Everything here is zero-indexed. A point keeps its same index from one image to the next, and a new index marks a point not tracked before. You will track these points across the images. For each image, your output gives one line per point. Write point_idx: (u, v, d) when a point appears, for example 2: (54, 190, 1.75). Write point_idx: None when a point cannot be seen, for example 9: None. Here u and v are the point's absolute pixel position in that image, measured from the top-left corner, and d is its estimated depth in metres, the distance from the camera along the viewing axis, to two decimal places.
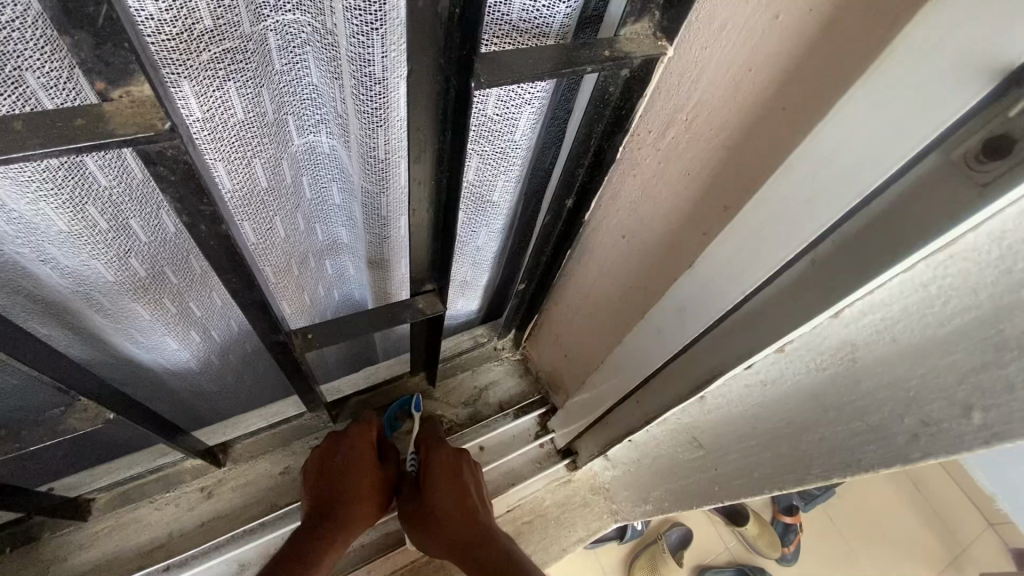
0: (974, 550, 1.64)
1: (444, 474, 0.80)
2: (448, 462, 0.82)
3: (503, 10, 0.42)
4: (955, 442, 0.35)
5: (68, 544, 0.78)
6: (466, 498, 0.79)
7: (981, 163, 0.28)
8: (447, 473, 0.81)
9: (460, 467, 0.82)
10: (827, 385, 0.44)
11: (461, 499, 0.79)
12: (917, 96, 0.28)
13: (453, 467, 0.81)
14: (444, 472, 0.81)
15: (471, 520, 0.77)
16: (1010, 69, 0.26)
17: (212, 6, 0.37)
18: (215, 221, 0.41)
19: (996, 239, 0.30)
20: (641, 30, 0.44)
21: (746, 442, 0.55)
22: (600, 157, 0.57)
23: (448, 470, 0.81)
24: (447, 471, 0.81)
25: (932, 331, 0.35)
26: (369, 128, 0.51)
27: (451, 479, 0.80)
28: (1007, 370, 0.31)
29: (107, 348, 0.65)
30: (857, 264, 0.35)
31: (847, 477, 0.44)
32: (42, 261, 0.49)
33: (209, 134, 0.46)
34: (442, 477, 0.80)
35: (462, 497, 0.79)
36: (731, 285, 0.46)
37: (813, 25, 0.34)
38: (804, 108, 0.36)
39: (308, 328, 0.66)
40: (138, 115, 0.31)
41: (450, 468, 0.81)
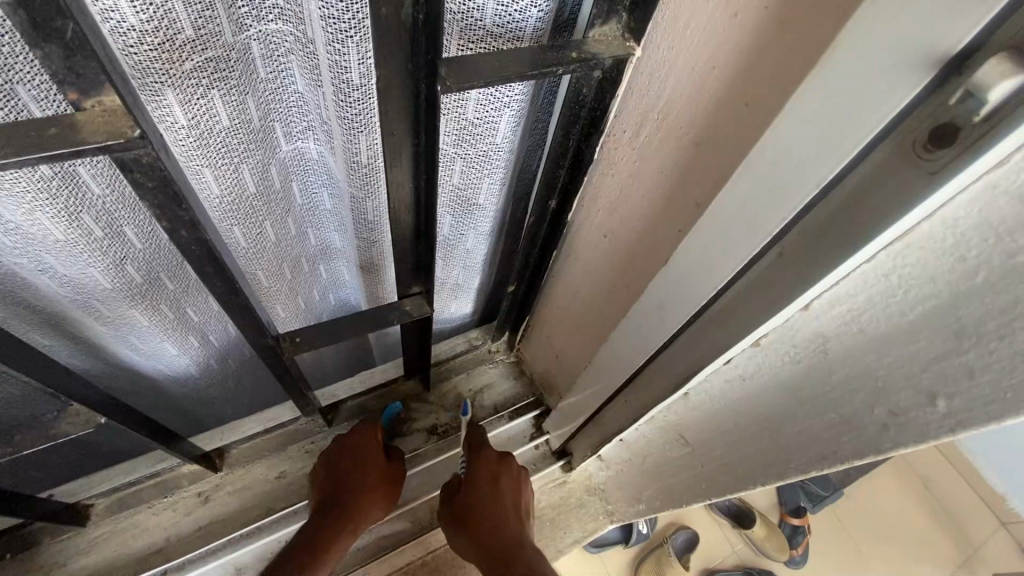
0: (986, 549, 1.62)
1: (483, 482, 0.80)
2: (489, 467, 0.81)
3: (475, 16, 0.43)
4: (922, 431, 0.35)
5: (67, 549, 0.79)
6: (501, 511, 0.78)
7: (930, 150, 0.28)
8: (486, 482, 0.80)
9: (499, 475, 0.81)
10: (801, 377, 0.44)
11: (497, 509, 0.78)
12: (863, 83, 0.29)
13: (492, 473, 0.81)
14: (483, 480, 0.80)
15: (505, 531, 0.75)
16: (949, 56, 0.26)
17: (193, 17, 0.38)
18: (195, 225, 0.42)
19: (950, 227, 0.30)
20: (610, 31, 0.45)
21: (728, 436, 0.56)
22: (579, 158, 0.58)
23: (488, 478, 0.80)
24: (485, 480, 0.80)
25: (896, 320, 0.35)
26: (351, 133, 0.53)
27: (488, 490, 0.79)
28: (968, 357, 0.31)
29: (106, 356, 0.66)
30: (820, 257, 0.36)
31: (823, 469, 0.45)
32: (40, 270, 0.50)
33: (195, 141, 0.47)
34: (480, 489, 0.79)
35: (499, 509, 0.78)
36: (704, 278, 0.46)
37: (767, 21, 0.34)
38: (762, 103, 0.37)
39: (295, 331, 0.67)
40: (108, 123, 0.32)
41: (488, 476, 0.81)
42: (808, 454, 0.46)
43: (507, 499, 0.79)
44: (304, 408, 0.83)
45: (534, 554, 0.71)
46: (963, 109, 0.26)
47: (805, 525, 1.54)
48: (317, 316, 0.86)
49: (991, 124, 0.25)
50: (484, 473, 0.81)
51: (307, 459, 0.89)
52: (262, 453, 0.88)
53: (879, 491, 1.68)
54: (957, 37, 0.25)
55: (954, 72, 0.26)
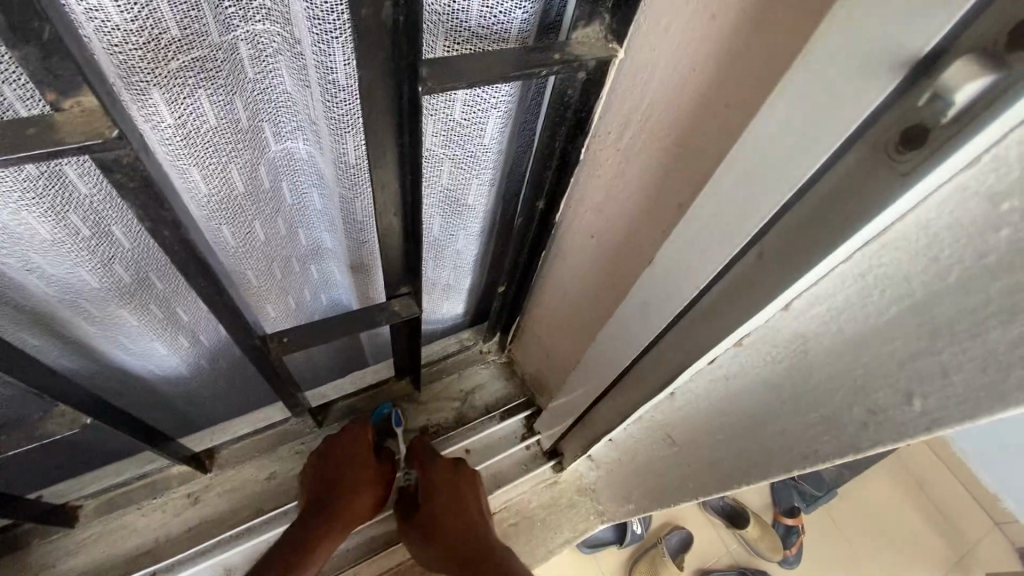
0: (979, 550, 1.63)
1: (444, 489, 0.82)
2: (447, 474, 0.83)
3: (461, 17, 0.43)
4: (899, 429, 0.35)
5: (56, 551, 0.79)
6: (467, 514, 0.80)
7: (900, 152, 0.29)
8: (447, 489, 0.82)
9: (459, 481, 0.83)
10: (783, 377, 0.45)
11: (462, 513, 0.80)
12: (837, 83, 0.29)
13: (453, 480, 0.83)
14: (443, 489, 0.82)
15: (472, 533, 0.79)
16: (916, 59, 0.26)
17: (179, 17, 0.38)
18: (179, 226, 0.42)
19: (923, 228, 0.31)
20: (592, 34, 0.46)
21: (714, 436, 0.56)
22: (565, 158, 0.58)
23: (448, 485, 0.82)
24: (447, 486, 0.82)
25: (873, 320, 0.35)
26: (339, 134, 0.53)
27: (449, 496, 0.81)
28: (942, 356, 0.32)
29: (95, 356, 0.66)
30: (798, 257, 0.36)
31: (806, 468, 0.45)
32: (27, 270, 0.50)
33: (182, 141, 0.47)
34: (443, 496, 0.81)
35: (465, 514, 0.80)
36: (688, 278, 0.46)
37: (744, 24, 0.35)
38: (741, 104, 0.37)
39: (284, 332, 0.67)
40: (86, 123, 0.33)
41: (448, 483, 0.83)
42: (791, 453, 0.46)
43: (471, 502, 0.82)
44: (293, 409, 0.82)
45: (503, 553, 0.75)
46: (932, 109, 0.27)
47: (798, 525, 1.54)
48: (308, 316, 0.85)
49: (959, 124, 0.26)
50: (443, 481, 0.83)
51: (298, 459, 0.89)
52: (252, 453, 0.88)
53: (873, 491, 1.69)
54: (925, 38, 0.25)
55: (923, 74, 0.27)
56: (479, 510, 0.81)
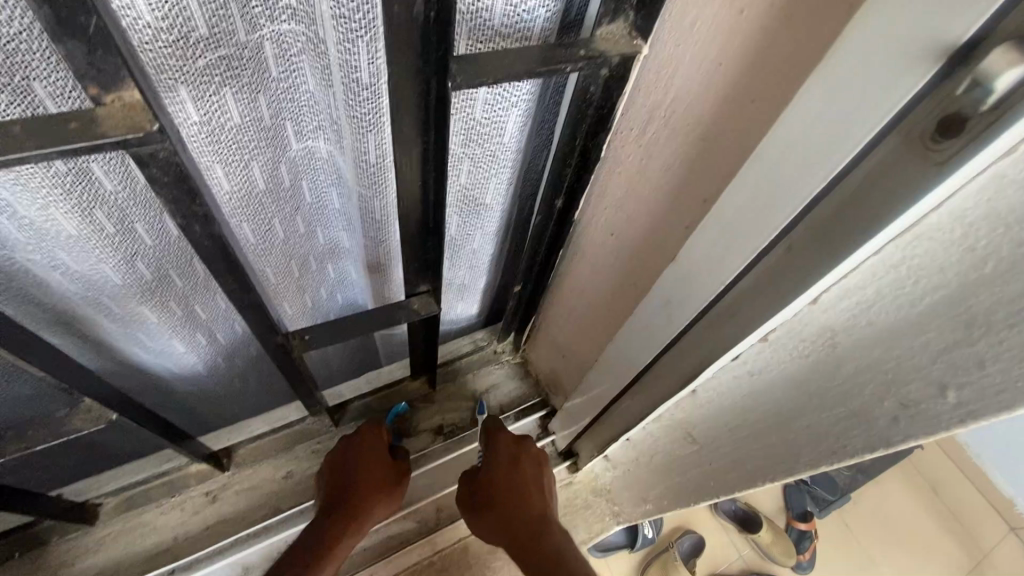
0: (997, 555, 1.61)
1: (502, 461, 0.81)
2: (509, 447, 0.82)
3: (485, 16, 0.43)
4: (934, 422, 0.35)
5: (77, 547, 0.80)
6: (528, 489, 0.79)
7: (937, 142, 0.29)
8: (507, 464, 0.80)
9: (519, 455, 0.81)
10: (809, 372, 0.44)
11: (518, 488, 0.79)
12: (874, 74, 0.29)
13: (513, 454, 0.81)
14: (505, 459, 0.81)
15: (528, 507, 0.77)
16: (955, 47, 0.26)
17: (207, 15, 0.39)
18: (209, 221, 0.42)
19: (958, 218, 0.31)
20: (617, 30, 0.45)
21: (736, 433, 0.56)
22: (586, 157, 0.58)
23: (509, 458, 0.81)
24: (507, 459, 0.81)
25: (905, 313, 0.35)
26: (361, 132, 0.53)
27: (510, 469, 0.80)
28: (977, 348, 0.32)
29: (116, 354, 0.66)
30: (827, 250, 0.36)
31: (832, 464, 0.45)
32: (53, 266, 0.51)
33: (207, 138, 0.47)
34: (502, 468, 0.80)
35: (525, 487, 0.79)
36: (712, 274, 0.46)
37: (775, 16, 0.35)
38: (770, 100, 0.37)
39: (304, 330, 0.67)
40: (128, 118, 0.33)
41: (509, 456, 0.81)
42: (817, 449, 0.46)
43: (530, 477, 0.80)
44: (310, 408, 0.83)
45: (556, 536, 0.74)
46: (969, 99, 0.27)
47: (812, 530, 1.53)
48: (324, 314, 0.86)
49: (998, 111, 0.26)
50: (503, 452, 0.81)
51: (314, 459, 0.90)
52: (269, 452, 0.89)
53: (888, 496, 1.67)
54: (964, 27, 0.25)
55: (961, 63, 0.27)
56: (539, 487, 0.79)
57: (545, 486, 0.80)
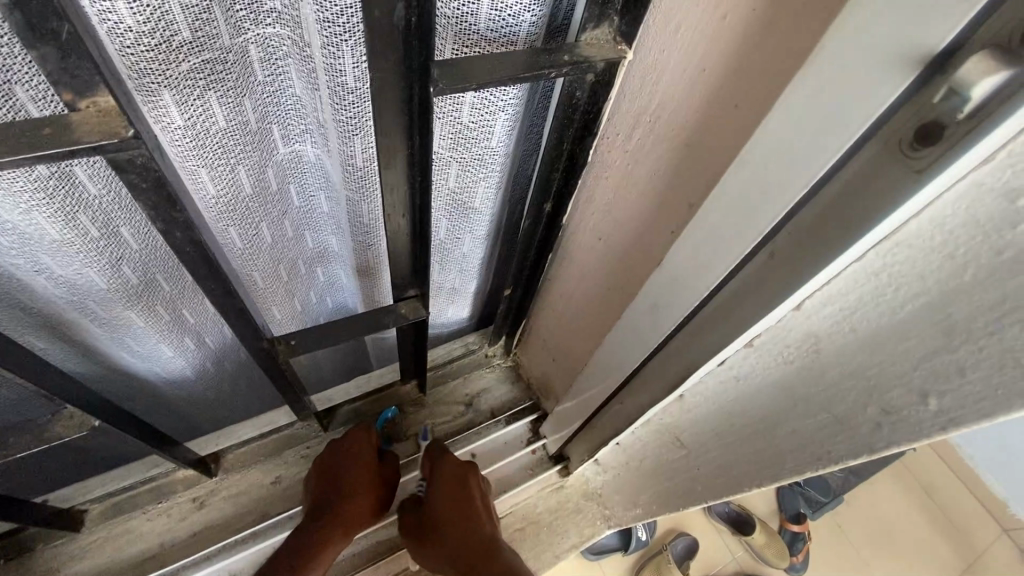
0: (988, 556, 1.61)
1: (447, 482, 0.82)
2: (454, 468, 0.83)
3: (470, 20, 0.43)
4: (916, 429, 0.35)
5: (61, 555, 0.78)
6: (471, 509, 0.80)
7: (915, 150, 0.29)
8: (451, 486, 0.81)
9: (465, 476, 0.83)
10: (794, 378, 0.44)
11: (463, 509, 0.79)
12: (855, 81, 0.29)
13: (458, 474, 0.83)
14: (449, 480, 0.82)
15: (476, 528, 0.78)
16: (932, 56, 0.26)
17: (190, 19, 0.38)
18: (189, 227, 0.42)
19: (938, 226, 0.31)
20: (602, 35, 0.46)
21: (724, 438, 0.56)
22: (573, 160, 0.58)
23: (454, 480, 0.82)
24: (451, 481, 0.82)
25: (888, 319, 0.35)
26: (347, 136, 0.53)
27: (454, 489, 0.81)
28: (958, 355, 0.32)
29: (101, 359, 0.66)
30: (810, 257, 0.36)
31: (818, 470, 0.45)
32: (36, 271, 0.50)
33: (191, 143, 0.47)
34: (446, 489, 0.81)
35: (468, 507, 0.80)
36: (697, 279, 0.46)
37: (756, 23, 0.35)
38: (753, 107, 0.37)
39: (291, 335, 0.67)
40: (103, 123, 0.33)
41: (454, 476, 0.82)
42: (803, 455, 0.46)
43: (475, 498, 0.81)
44: (299, 413, 0.82)
45: (502, 556, 0.74)
46: (946, 107, 0.27)
47: (804, 532, 1.53)
48: (313, 318, 0.86)
49: (975, 119, 0.26)
50: (448, 473, 0.83)
51: (303, 464, 0.89)
52: (257, 458, 0.88)
53: (880, 497, 1.67)
54: (939, 36, 0.25)
55: (938, 71, 0.27)
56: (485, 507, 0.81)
57: (489, 507, 0.82)
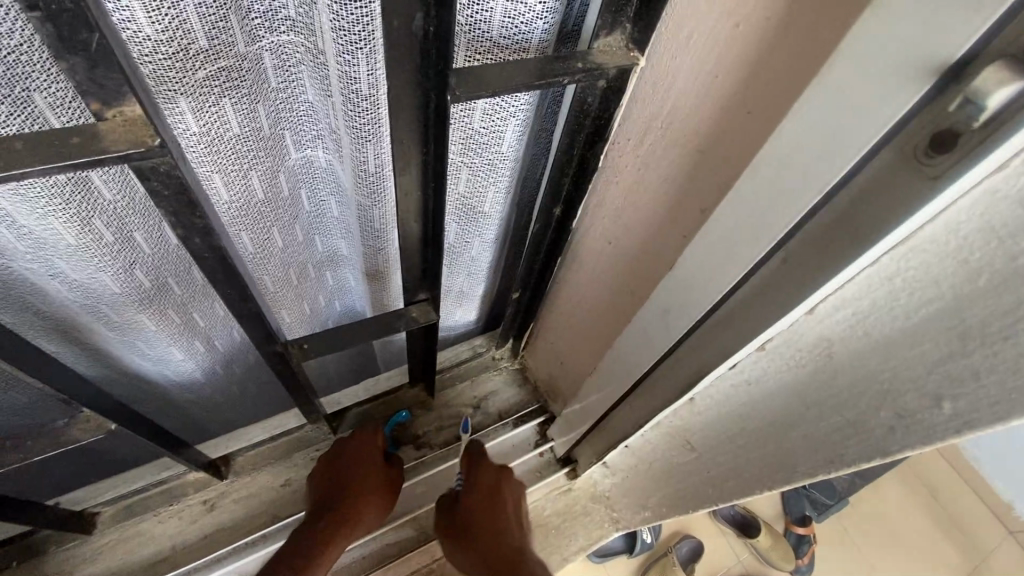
0: (994, 559, 1.61)
1: (483, 487, 0.82)
2: (490, 475, 0.84)
3: (483, 28, 0.44)
4: (930, 432, 0.35)
5: (74, 557, 0.79)
6: (503, 517, 0.80)
7: (930, 156, 0.29)
8: (485, 490, 0.82)
9: (500, 483, 0.83)
10: (807, 382, 0.45)
11: (495, 516, 0.79)
12: (869, 88, 0.30)
13: (494, 481, 0.83)
14: (485, 487, 0.83)
15: (504, 536, 0.77)
16: (947, 65, 0.27)
17: (207, 27, 0.39)
18: (208, 232, 0.43)
19: (952, 232, 0.31)
20: (614, 42, 0.46)
21: (735, 441, 0.56)
22: (583, 165, 0.59)
23: (489, 487, 0.82)
24: (486, 487, 0.82)
25: (901, 324, 0.36)
26: (359, 142, 0.54)
27: (489, 496, 0.82)
28: (972, 359, 0.32)
29: (114, 362, 0.66)
30: (823, 262, 0.36)
31: (830, 473, 0.45)
32: (50, 275, 0.51)
33: (206, 149, 0.48)
34: (480, 494, 0.82)
35: (500, 515, 0.80)
36: (709, 284, 0.47)
37: (770, 31, 0.35)
38: (764, 113, 0.38)
39: (303, 339, 0.67)
40: (130, 132, 0.33)
41: (489, 484, 0.83)
42: (815, 458, 0.46)
43: (508, 506, 0.81)
44: (309, 416, 0.83)
45: (528, 561, 0.73)
46: (962, 114, 0.27)
47: (810, 535, 1.53)
48: (322, 322, 0.86)
49: (991, 127, 0.26)
50: (484, 480, 0.83)
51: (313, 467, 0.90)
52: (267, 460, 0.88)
53: (885, 500, 1.67)
54: (955, 45, 0.26)
55: (953, 79, 0.27)
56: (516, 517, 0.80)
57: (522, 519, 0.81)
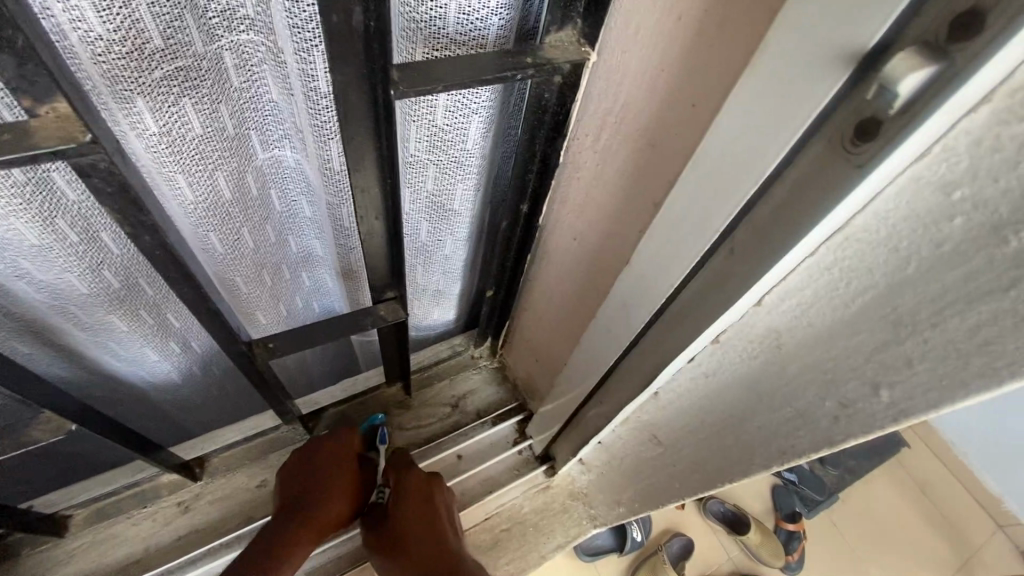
0: (982, 553, 1.61)
1: (414, 494, 0.81)
2: (420, 482, 0.83)
3: (439, 24, 0.43)
4: (870, 420, 0.36)
5: (45, 560, 0.79)
6: (438, 521, 0.79)
7: (855, 146, 0.29)
8: (417, 496, 0.81)
9: (432, 489, 0.82)
10: (759, 374, 0.45)
11: (430, 520, 0.79)
12: (799, 76, 0.30)
13: (426, 488, 0.82)
14: (416, 495, 0.81)
15: (442, 542, 0.77)
16: (865, 54, 0.27)
17: (161, 26, 0.39)
18: (159, 230, 0.43)
19: (883, 220, 0.31)
20: (566, 37, 0.47)
21: (697, 434, 0.56)
22: (546, 162, 0.59)
23: (421, 492, 0.82)
24: (419, 493, 0.81)
25: (840, 313, 0.36)
26: (323, 140, 0.54)
27: (422, 503, 0.81)
28: (905, 347, 0.32)
29: (87, 363, 0.66)
30: (764, 252, 0.36)
31: (783, 465, 0.46)
32: (17, 277, 0.51)
33: (168, 149, 0.48)
34: (412, 501, 0.80)
35: (434, 517, 0.79)
36: (664, 276, 0.47)
37: (707, 24, 0.36)
38: (705, 105, 0.38)
39: (269, 338, 0.67)
40: (62, 128, 0.34)
41: (421, 490, 0.82)
42: (769, 449, 0.47)
43: (442, 513, 0.81)
44: (283, 416, 0.82)
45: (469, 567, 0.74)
46: (881, 103, 0.27)
47: (800, 531, 1.53)
48: (299, 323, 0.86)
49: (907, 116, 0.26)
50: (414, 487, 0.82)
51: None
52: (243, 462, 0.89)
53: (875, 495, 1.67)
54: (871, 33, 0.26)
55: (871, 68, 0.27)
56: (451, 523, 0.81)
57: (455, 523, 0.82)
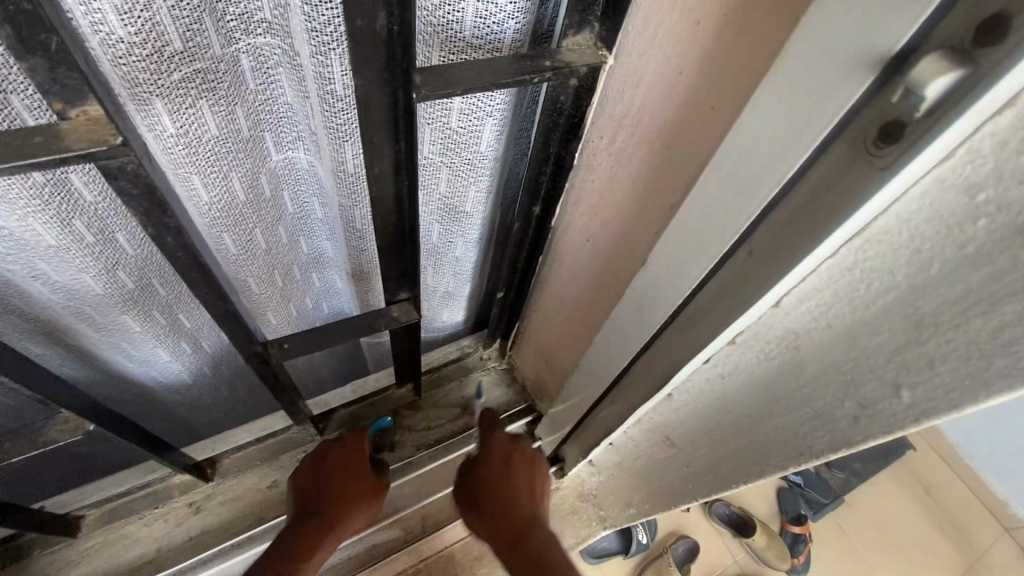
0: (988, 557, 1.61)
1: (496, 458, 0.79)
2: (502, 446, 0.80)
3: (455, 28, 0.44)
4: (891, 421, 0.36)
5: (57, 560, 0.79)
6: (518, 487, 0.76)
7: (879, 148, 0.29)
8: (500, 459, 0.79)
9: (513, 453, 0.79)
10: (776, 375, 0.45)
11: (508, 484, 0.76)
12: (821, 79, 0.30)
13: (506, 453, 0.79)
14: (496, 458, 0.79)
15: (517, 507, 0.73)
16: (888, 59, 0.27)
17: (181, 29, 0.39)
18: (181, 232, 0.43)
19: (905, 221, 0.31)
20: (583, 41, 0.47)
21: (711, 436, 0.57)
22: (560, 165, 0.59)
23: (501, 457, 0.79)
24: (499, 457, 0.79)
25: (861, 314, 0.36)
26: (337, 143, 0.54)
27: (502, 468, 0.78)
28: (927, 348, 0.33)
29: (101, 364, 0.67)
30: (784, 253, 0.36)
31: (800, 466, 0.46)
32: (33, 277, 0.51)
33: (184, 150, 0.48)
34: (493, 462, 0.78)
35: (513, 482, 0.76)
36: (680, 278, 0.47)
37: (727, 28, 0.36)
38: (725, 108, 0.38)
39: (284, 338, 0.67)
40: (92, 131, 0.34)
41: (503, 454, 0.79)
42: (785, 451, 0.47)
43: (523, 478, 0.77)
44: (294, 416, 0.82)
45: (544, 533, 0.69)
46: (906, 105, 0.27)
47: (807, 533, 1.53)
48: (309, 324, 0.86)
49: (932, 119, 0.26)
50: (496, 451, 0.79)
51: None
52: (253, 462, 0.89)
53: (881, 499, 1.67)
54: (894, 38, 0.26)
55: (895, 71, 0.27)
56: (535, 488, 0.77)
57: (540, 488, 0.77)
